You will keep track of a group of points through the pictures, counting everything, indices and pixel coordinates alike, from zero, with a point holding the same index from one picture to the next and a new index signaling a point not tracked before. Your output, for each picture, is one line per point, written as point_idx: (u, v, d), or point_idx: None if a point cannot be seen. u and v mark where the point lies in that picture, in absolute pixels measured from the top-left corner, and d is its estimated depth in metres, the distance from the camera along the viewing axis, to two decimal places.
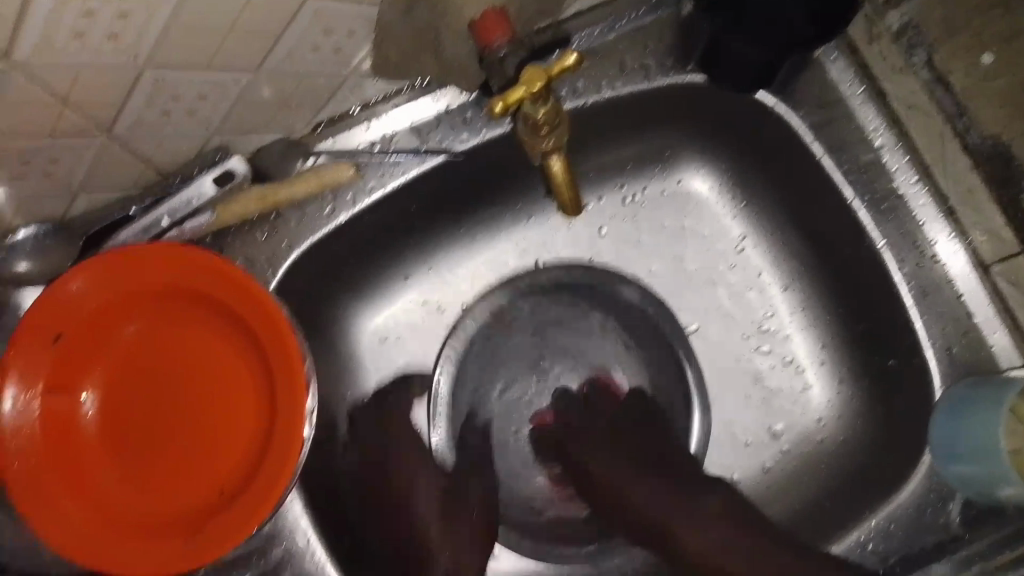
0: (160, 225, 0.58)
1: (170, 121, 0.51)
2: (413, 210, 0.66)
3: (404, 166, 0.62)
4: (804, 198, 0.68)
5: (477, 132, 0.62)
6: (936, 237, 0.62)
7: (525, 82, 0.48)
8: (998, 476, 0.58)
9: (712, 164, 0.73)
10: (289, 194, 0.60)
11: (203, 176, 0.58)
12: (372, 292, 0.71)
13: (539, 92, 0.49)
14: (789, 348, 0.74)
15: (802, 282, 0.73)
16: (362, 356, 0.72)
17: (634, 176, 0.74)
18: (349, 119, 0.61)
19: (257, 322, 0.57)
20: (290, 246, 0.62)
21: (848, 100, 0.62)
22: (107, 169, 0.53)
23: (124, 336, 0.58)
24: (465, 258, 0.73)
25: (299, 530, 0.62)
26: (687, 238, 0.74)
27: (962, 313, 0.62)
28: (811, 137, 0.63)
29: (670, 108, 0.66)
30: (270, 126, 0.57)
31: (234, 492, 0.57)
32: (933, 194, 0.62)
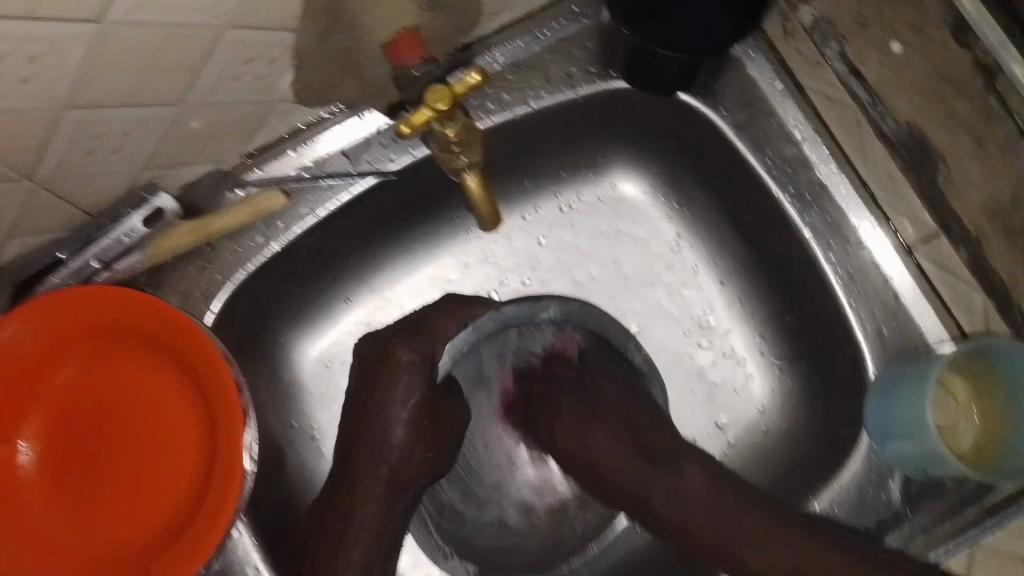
0: (90, 266, 0.58)
1: (96, 161, 0.51)
2: (348, 232, 0.66)
3: (339, 188, 0.62)
4: (732, 194, 0.69)
5: (407, 152, 0.63)
6: (861, 224, 0.64)
7: (430, 102, 0.48)
8: (928, 453, 0.61)
9: (642, 166, 0.74)
10: (226, 223, 0.58)
11: (130, 216, 0.57)
12: (314, 318, 0.71)
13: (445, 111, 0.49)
14: (729, 342, 0.75)
15: (737, 276, 0.74)
16: (306, 382, 0.72)
17: (567, 184, 0.75)
18: (280, 146, 0.61)
19: (195, 355, 0.56)
20: (226, 278, 0.61)
21: (768, 97, 0.64)
22: (35, 213, 0.52)
23: (63, 380, 0.57)
24: (406, 276, 0.73)
25: (249, 563, 0.63)
26: (623, 241, 0.75)
27: (889, 296, 0.64)
28: (735, 135, 0.64)
29: (596, 115, 0.67)
30: (200, 159, 0.57)
31: (180, 528, 0.56)
32: (852, 181, 0.64)
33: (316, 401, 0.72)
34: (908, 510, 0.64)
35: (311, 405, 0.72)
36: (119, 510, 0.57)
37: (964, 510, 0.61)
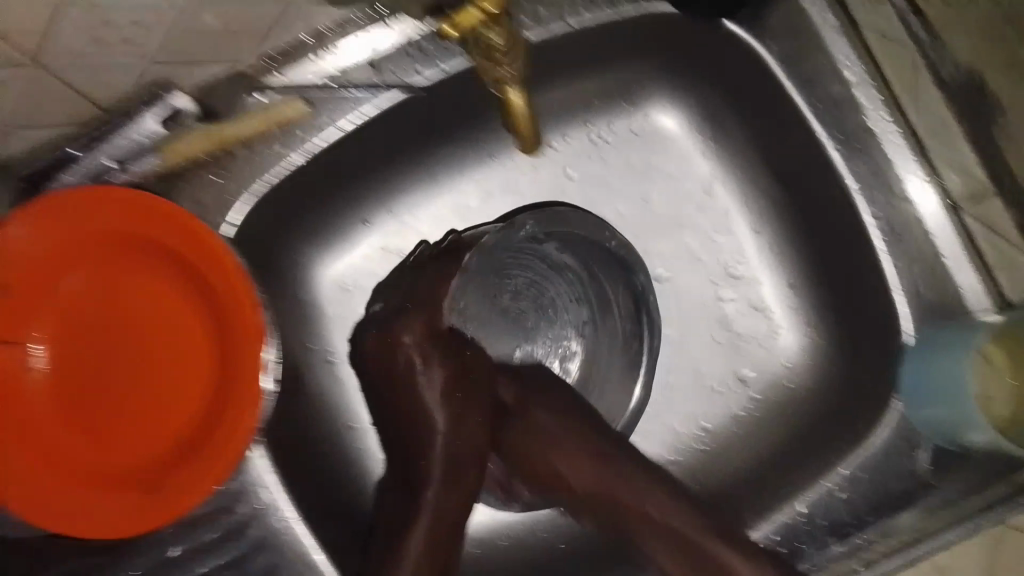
0: (104, 166, 0.56)
1: (107, 51, 0.48)
2: (370, 151, 0.64)
3: (363, 100, 0.61)
4: (775, 134, 0.65)
5: (436, 66, 0.61)
6: (911, 176, 0.61)
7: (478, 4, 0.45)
8: (965, 423, 0.60)
9: (680, 99, 0.70)
10: (242, 130, 0.58)
11: (146, 114, 0.55)
12: (330, 238, 0.68)
13: (493, 15, 0.46)
14: (758, 292, 0.72)
15: (773, 223, 0.72)
16: (321, 306, 0.70)
17: (599, 114, 0.71)
18: (301, 49, 0.57)
19: (222, 280, 0.57)
20: (245, 189, 0.60)
21: (821, 32, 0.59)
22: (41, 104, 0.50)
23: (65, 288, 0.54)
24: (427, 201, 0.71)
25: (264, 485, 0.64)
26: (654, 178, 0.72)
27: (929, 251, 0.62)
28: (781, 70, 0.61)
29: (637, 40, 0.64)
30: (216, 60, 0.54)
31: (190, 443, 0.58)
32: (903, 130, 0.60)
33: (331, 325, 0.70)
34: (935, 480, 0.63)
35: (324, 329, 0.70)
36: (121, 424, 0.56)
37: (988, 489, 0.61)
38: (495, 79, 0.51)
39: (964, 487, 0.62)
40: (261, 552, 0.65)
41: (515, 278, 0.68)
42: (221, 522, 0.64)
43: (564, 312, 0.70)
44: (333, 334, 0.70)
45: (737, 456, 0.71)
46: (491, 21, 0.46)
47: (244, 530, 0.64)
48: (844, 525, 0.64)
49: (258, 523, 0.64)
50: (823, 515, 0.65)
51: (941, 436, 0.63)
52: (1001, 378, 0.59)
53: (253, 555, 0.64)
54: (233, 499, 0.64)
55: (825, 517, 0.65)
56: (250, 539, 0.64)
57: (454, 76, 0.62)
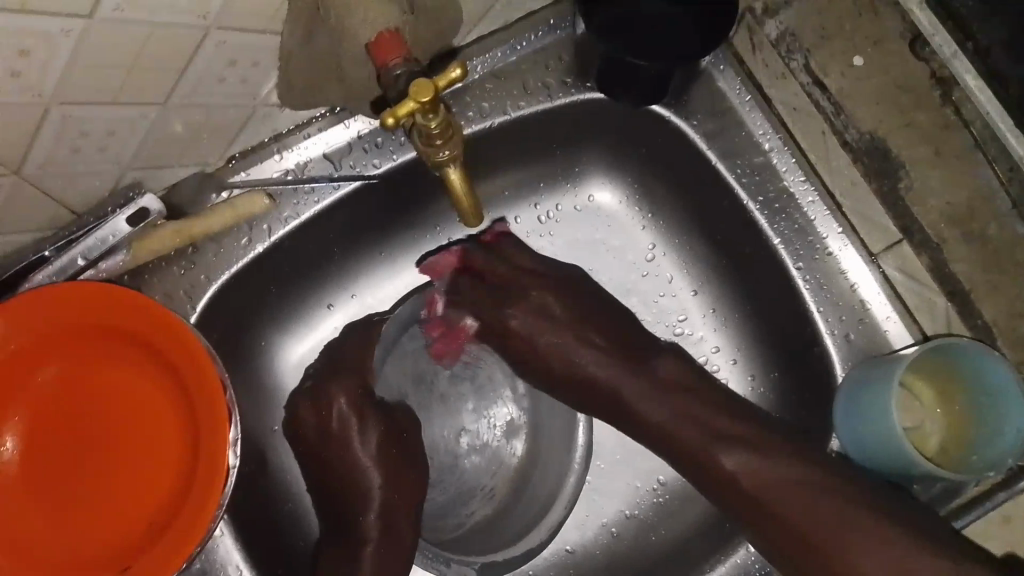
0: (76, 264, 0.59)
1: (79, 160, 0.52)
2: (327, 239, 0.68)
3: (320, 192, 0.65)
4: (704, 203, 0.71)
5: (388, 157, 0.66)
6: (831, 234, 0.66)
7: (412, 96, 0.48)
8: (895, 459, 0.63)
9: (617, 177, 0.76)
10: (206, 226, 0.62)
11: (117, 216, 0.58)
12: (294, 324, 0.72)
13: (428, 104, 0.49)
14: (704, 349, 0.77)
15: (711, 285, 0.76)
16: (288, 389, 0.73)
17: (545, 196, 0.76)
18: (259, 150, 0.63)
19: (184, 364, 0.57)
20: (210, 277, 0.63)
21: (738, 109, 0.66)
22: (19, 210, 0.53)
23: (44, 376, 0.58)
24: (385, 284, 0.75)
25: (231, 564, 0.64)
26: (598, 251, 0.77)
27: (856, 301, 0.66)
28: (706, 145, 0.66)
29: (572, 124, 0.69)
30: (183, 162, 0.59)
31: (161, 529, 0.58)
32: (821, 193, 0.66)
33: None
34: None
35: None
36: (94, 511, 0.58)
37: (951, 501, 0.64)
38: (432, 163, 0.54)
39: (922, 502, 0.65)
40: None
41: (447, 360, 0.75)
42: None
43: (503, 387, 0.77)
44: None
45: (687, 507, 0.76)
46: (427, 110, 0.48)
47: None
48: None
49: None
50: None
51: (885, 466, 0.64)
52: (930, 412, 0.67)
53: None
54: None
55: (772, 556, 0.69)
56: None
57: (409, 164, 0.66)
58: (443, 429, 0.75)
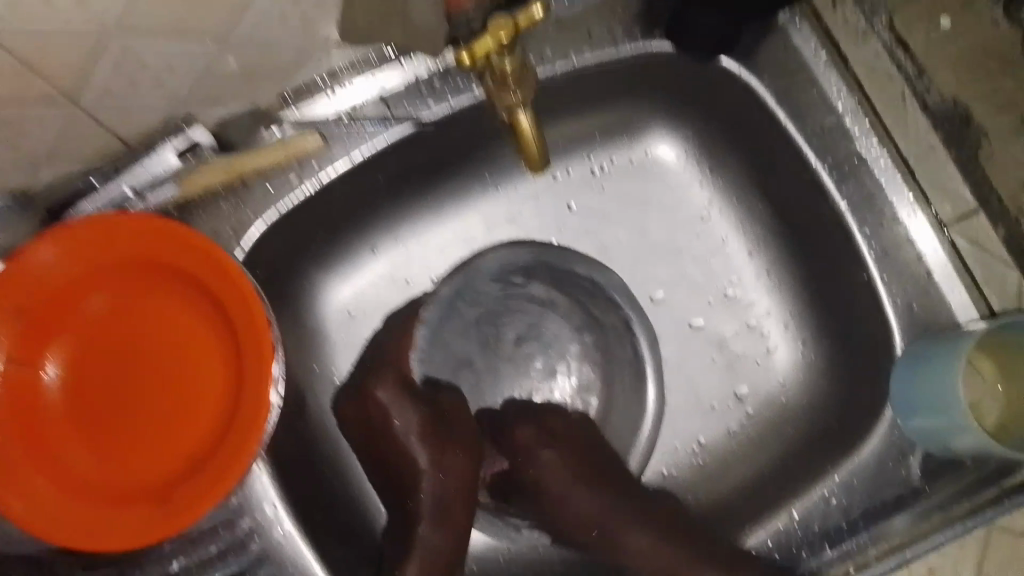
0: (122, 195, 0.57)
1: (136, 92, 0.50)
2: (378, 183, 0.66)
3: (374, 134, 0.62)
4: (767, 162, 0.69)
5: (445, 101, 0.63)
6: (899, 199, 0.63)
7: (491, 33, 0.50)
8: (953, 428, 0.61)
9: (677, 130, 0.73)
10: (254, 162, 0.60)
11: (165, 145, 0.57)
12: (340, 265, 0.71)
13: (506, 44, 0.51)
14: (754, 313, 0.75)
15: (765, 247, 0.74)
16: (330, 331, 0.72)
17: (601, 147, 0.74)
18: (315, 87, 0.61)
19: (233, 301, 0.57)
20: (257, 215, 0.61)
21: (812, 66, 0.62)
22: (72, 139, 0.52)
23: (90, 307, 0.57)
24: (433, 229, 0.73)
25: (268, 503, 0.63)
26: (652, 206, 0.75)
27: (921, 273, 0.64)
28: (774, 102, 0.63)
29: (638, 73, 0.66)
30: (237, 97, 0.57)
31: (201, 465, 0.57)
32: (893, 155, 0.63)
33: (337, 351, 0.73)
34: (925, 487, 0.64)
35: (333, 354, 0.73)
36: (134, 444, 0.58)
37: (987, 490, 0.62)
38: (504, 106, 0.54)
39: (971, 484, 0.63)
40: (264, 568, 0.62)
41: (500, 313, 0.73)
42: (227, 535, 0.62)
43: (570, 343, 0.74)
44: (341, 359, 0.73)
45: (728, 471, 0.74)
46: (502, 48, 0.51)
47: (248, 543, 0.62)
48: (837, 531, 0.65)
49: (262, 538, 0.62)
50: (818, 522, 0.66)
51: (944, 440, 0.62)
52: (990, 390, 0.65)
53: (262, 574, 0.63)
54: (237, 512, 0.62)
55: (819, 524, 0.66)
56: (253, 555, 0.62)
57: (464, 110, 0.64)
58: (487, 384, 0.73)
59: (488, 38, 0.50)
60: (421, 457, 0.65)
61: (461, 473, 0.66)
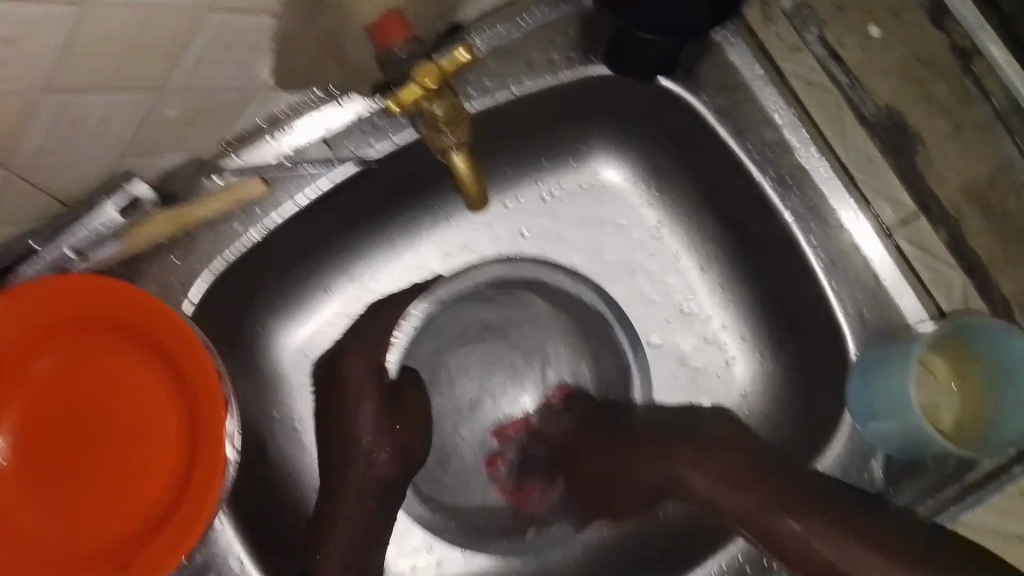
0: (65, 256, 0.57)
1: (71, 148, 0.49)
2: (325, 224, 0.66)
3: (318, 177, 0.62)
4: (711, 179, 0.70)
5: (387, 139, 0.63)
6: (843, 208, 0.65)
7: (416, 79, 0.52)
8: (909, 432, 0.61)
9: (625, 153, 0.74)
10: (199, 212, 0.58)
11: (105, 205, 0.56)
12: (294, 309, 0.71)
13: (432, 87, 0.53)
14: (711, 327, 0.76)
15: (717, 262, 0.75)
16: (287, 374, 0.72)
17: (548, 173, 0.74)
18: (257, 133, 0.60)
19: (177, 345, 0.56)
20: (204, 266, 0.61)
21: (749, 84, 0.64)
22: (8, 202, 0.51)
23: (34, 374, 0.56)
24: (385, 266, 0.73)
25: (234, 555, 0.62)
26: (603, 228, 0.76)
27: (869, 278, 0.65)
28: (716, 122, 0.64)
29: (583, 97, 0.67)
30: (175, 147, 0.56)
31: (159, 525, 0.56)
32: (833, 167, 0.64)
33: (294, 394, 0.72)
34: (890, 488, 0.64)
35: (292, 396, 0.72)
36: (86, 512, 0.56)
37: (945, 490, 0.63)
38: (440, 149, 0.56)
39: (938, 482, 0.63)
40: None
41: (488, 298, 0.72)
42: None
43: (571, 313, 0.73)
44: (297, 402, 0.72)
45: None
46: (429, 91, 0.53)
47: None
48: None
49: None
50: None
51: (899, 443, 0.63)
52: (942, 388, 0.65)
53: None
54: (202, 572, 0.61)
55: None
56: None
57: (405, 148, 0.64)
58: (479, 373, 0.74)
59: (417, 83, 0.52)
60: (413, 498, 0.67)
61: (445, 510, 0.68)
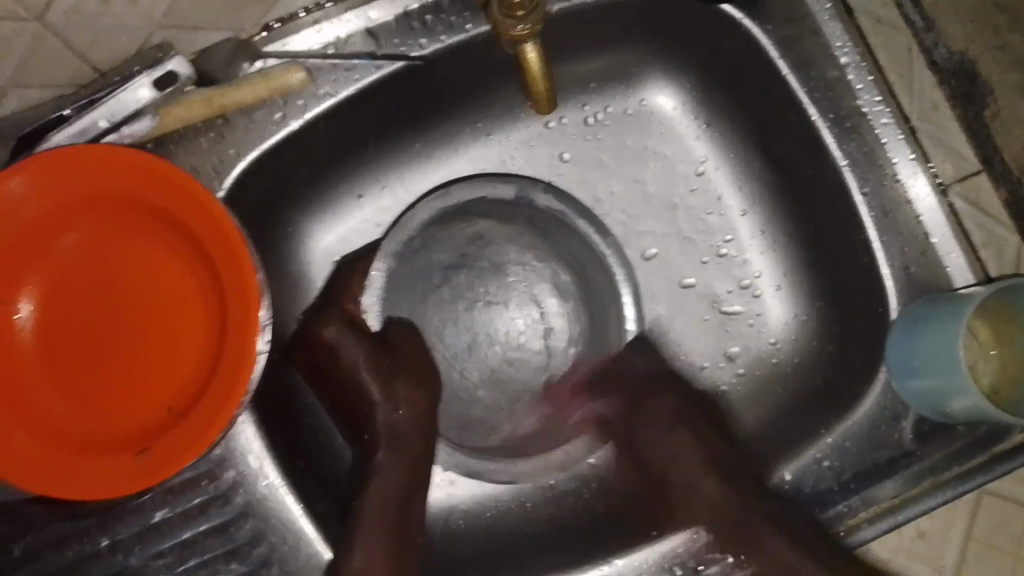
0: (98, 127, 0.55)
1: (102, 11, 0.48)
2: (364, 125, 0.64)
3: (360, 71, 0.60)
4: (764, 117, 0.67)
5: (438, 40, 0.60)
6: (902, 158, 0.61)
7: None
8: (949, 390, 0.59)
9: (678, 82, 0.71)
10: (236, 98, 0.57)
11: (142, 78, 0.53)
12: (324, 210, 0.69)
13: None
14: (748, 272, 0.73)
15: (761, 204, 0.72)
16: (313, 276, 0.70)
17: (597, 96, 0.72)
18: (299, 20, 0.58)
19: (212, 240, 0.55)
20: (239, 154, 0.59)
21: (814, 16, 0.60)
22: (41, 61, 0.49)
23: (65, 246, 0.55)
24: (421, 176, 0.72)
25: (252, 453, 0.62)
26: (647, 157, 0.73)
27: (919, 231, 0.62)
28: (778, 54, 0.62)
29: (637, 13, 0.64)
30: (213, 24, 0.54)
31: (183, 412, 0.56)
32: (896, 114, 0.61)
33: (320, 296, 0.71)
34: (919, 451, 0.63)
35: (317, 297, 0.71)
36: (107, 390, 0.56)
37: (971, 457, 0.62)
38: (510, 38, 0.53)
39: (966, 446, 0.62)
40: (249, 520, 0.61)
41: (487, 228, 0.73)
42: (207, 487, 0.61)
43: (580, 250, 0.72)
44: None
45: None
46: None
47: (229, 497, 0.61)
48: (829, 494, 0.63)
49: (244, 491, 0.61)
50: (811, 484, 0.64)
51: (943, 403, 0.60)
52: (984, 353, 0.62)
53: (239, 521, 0.61)
54: (220, 464, 0.61)
55: (811, 485, 0.64)
56: (238, 506, 0.61)
57: (449, 50, 0.61)
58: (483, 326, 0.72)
59: None
60: (374, 391, 0.65)
61: (411, 401, 0.65)
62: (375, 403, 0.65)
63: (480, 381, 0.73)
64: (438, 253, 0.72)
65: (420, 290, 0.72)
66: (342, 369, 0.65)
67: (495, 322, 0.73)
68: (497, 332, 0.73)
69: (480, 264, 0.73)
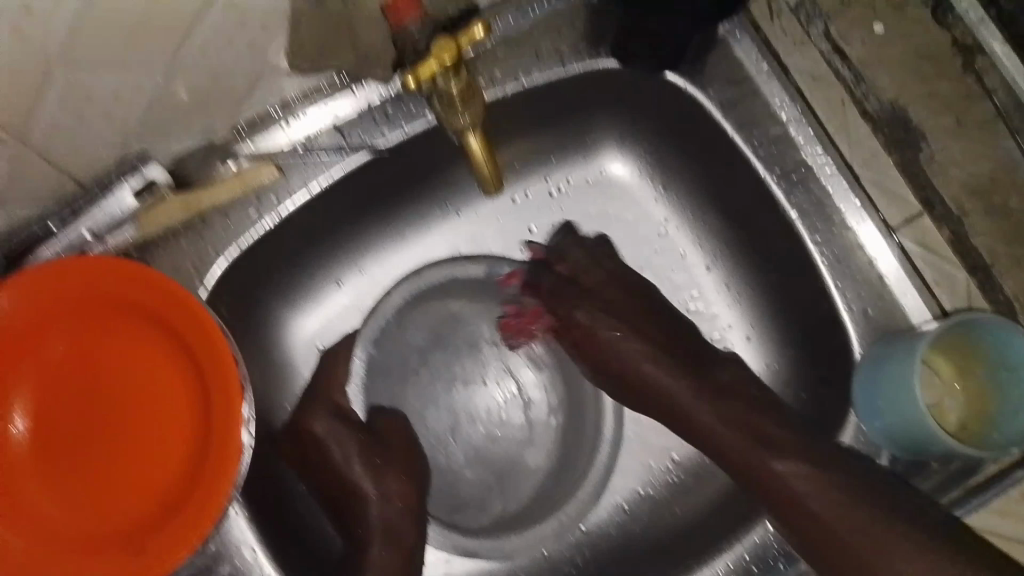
0: (82, 238, 0.57)
1: (83, 125, 0.50)
2: (336, 215, 0.67)
3: (329, 164, 0.63)
4: (717, 177, 0.70)
5: (399, 128, 0.64)
6: (851, 206, 0.64)
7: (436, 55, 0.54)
8: (917, 428, 0.61)
9: (633, 149, 0.74)
10: (212, 197, 0.60)
11: (121, 186, 0.56)
12: (303, 299, 0.71)
13: (450, 66, 0.56)
14: (718, 326, 0.76)
15: (722, 259, 0.75)
16: (296, 363, 0.72)
17: (558, 168, 0.75)
18: (269, 119, 0.61)
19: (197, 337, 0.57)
20: (219, 252, 0.62)
21: (756, 78, 0.64)
22: (27, 177, 0.52)
23: (53, 354, 0.57)
24: (395, 257, 0.74)
25: (244, 545, 0.62)
26: (610, 223, 0.76)
27: (873, 276, 0.65)
28: (722, 116, 0.66)
29: (589, 88, 0.67)
30: (188, 130, 0.57)
31: (174, 506, 0.57)
32: (840, 164, 0.64)
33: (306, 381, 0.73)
34: None
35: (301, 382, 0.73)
36: (98, 491, 0.57)
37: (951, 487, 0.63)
38: (453, 128, 0.60)
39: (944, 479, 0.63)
40: None
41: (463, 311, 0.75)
42: None
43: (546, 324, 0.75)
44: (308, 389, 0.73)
45: (698, 490, 0.75)
46: (446, 68, 0.55)
47: None
48: None
49: None
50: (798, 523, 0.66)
51: (914, 442, 0.62)
52: (948, 388, 0.66)
53: None
54: (215, 559, 0.62)
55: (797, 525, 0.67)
56: None
57: (413, 138, 0.64)
58: (471, 399, 0.75)
59: (436, 60, 0.55)
60: (368, 486, 0.68)
61: (401, 490, 0.68)
62: (369, 495, 0.68)
63: (464, 458, 0.74)
64: (421, 334, 0.74)
65: (404, 372, 0.74)
66: (332, 465, 0.68)
67: (478, 395, 0.75)
68: (477, 410, 0.75)
69: (453, 344, 0.75)
